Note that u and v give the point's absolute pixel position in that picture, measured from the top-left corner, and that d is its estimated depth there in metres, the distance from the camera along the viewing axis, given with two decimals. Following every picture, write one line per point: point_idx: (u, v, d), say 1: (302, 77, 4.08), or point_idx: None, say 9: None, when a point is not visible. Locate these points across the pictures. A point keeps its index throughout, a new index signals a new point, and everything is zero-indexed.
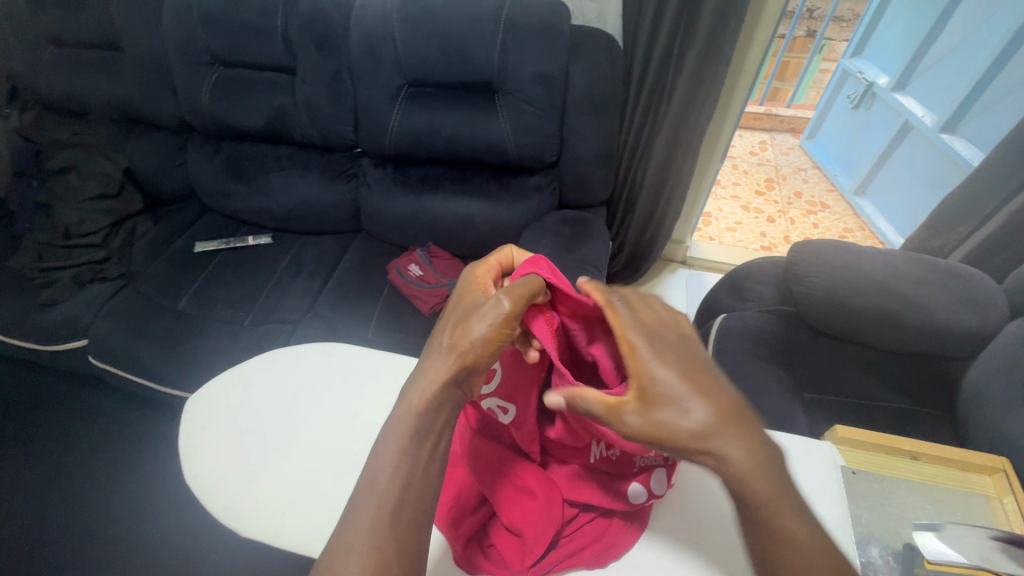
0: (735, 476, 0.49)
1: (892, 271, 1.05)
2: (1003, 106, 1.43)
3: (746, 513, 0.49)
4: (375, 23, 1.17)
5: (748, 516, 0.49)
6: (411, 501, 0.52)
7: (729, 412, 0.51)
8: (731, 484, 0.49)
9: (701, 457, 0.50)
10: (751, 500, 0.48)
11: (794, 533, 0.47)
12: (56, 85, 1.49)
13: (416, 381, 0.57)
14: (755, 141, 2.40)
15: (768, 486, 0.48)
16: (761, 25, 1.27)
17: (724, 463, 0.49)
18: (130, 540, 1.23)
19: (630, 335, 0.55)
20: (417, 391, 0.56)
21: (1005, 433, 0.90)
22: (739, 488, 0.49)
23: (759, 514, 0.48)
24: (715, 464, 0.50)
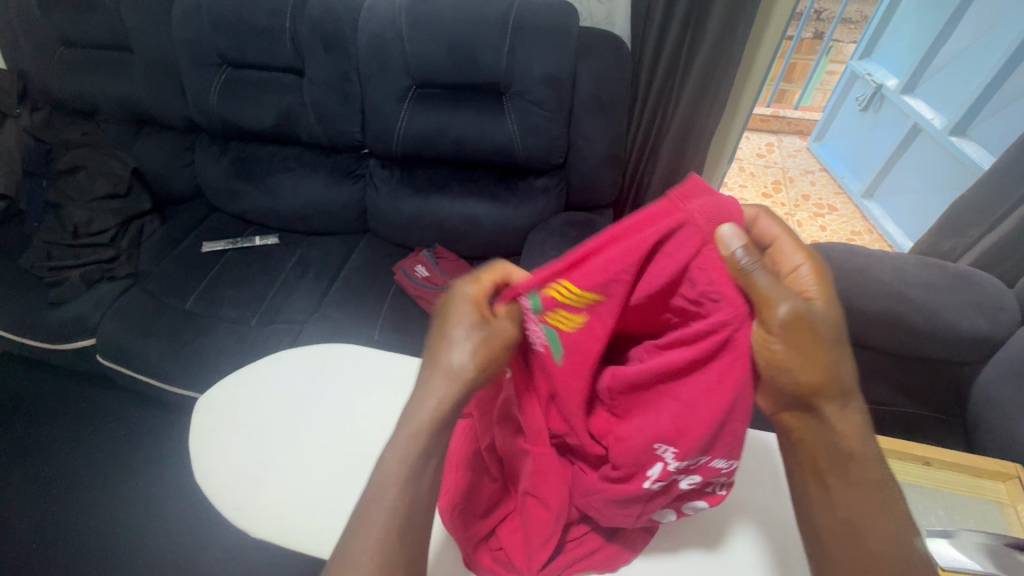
0: (845, 434, 0.52)
1: (902, 274, 1.04)
2: (1014, 109, 1.41)
3: (834, 470, 0.53)
4: (383, 24, 1.17)
5: (841, 472, 0.53)
6: (422, 502, 0.52)
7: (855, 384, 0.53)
8: (839, 442, 0.52)
9: (825, 407, 0.52)
10: (845, 457, 0.53)
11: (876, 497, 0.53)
12: (67, 85, 1.50)
13: (420, 402, 0.54)
14: (762, 143, 2.40)
15: (867, 452, 0.53)
16: (770, 26, 1.27)
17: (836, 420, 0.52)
18: (136, 539, 1.24)
19: (775, 301, 0.47)
20: (427, 406, 0.54)
21: (1017, 439, 0.89)
22: (849, 449, 0.53)
23: (853, 471, 0.52)
24: (831, 417, 0.52)
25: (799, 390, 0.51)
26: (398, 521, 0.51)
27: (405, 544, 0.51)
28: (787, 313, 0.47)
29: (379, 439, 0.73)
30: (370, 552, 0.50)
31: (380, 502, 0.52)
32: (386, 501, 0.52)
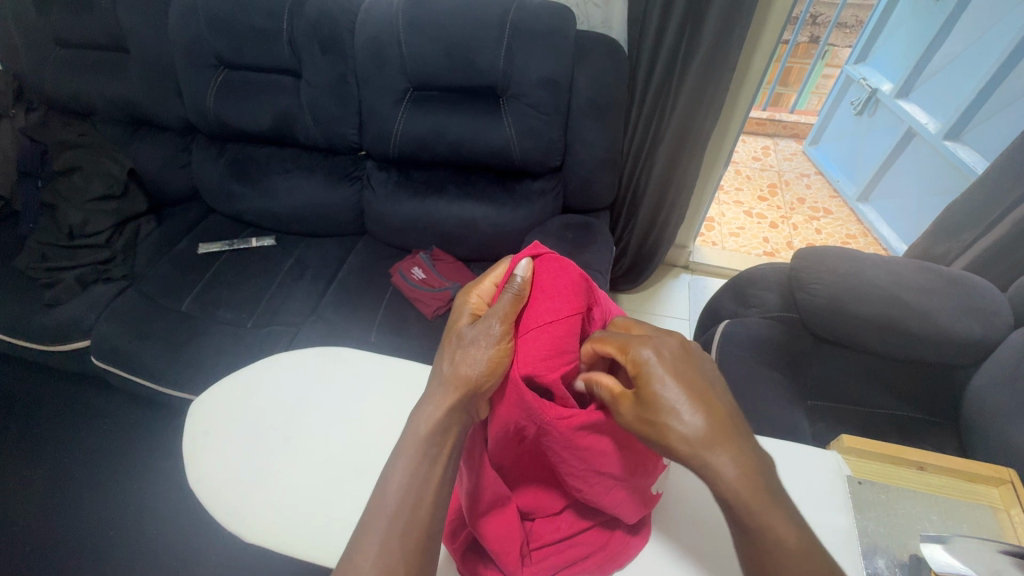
0: (726, 483, 0.47)
1: (896, 278, 1.05)
2: (1006, 115, 1.43)
3: (733, 519, 0.48)
4: (381, 27, 1.17)
5: (733, 521, 0.48)
6: (423, 511, 0.52)
7: (726, 423, 0.49)
8: (723, 496, 0.48)
9: (695, 466, 0.49)
10: (738, 505, 0.47)
11: (784, 536, 0.46)
12: (62, 86, 1.50)
13: (417, 414, 0.56)
14: (758, 146, 2.41)
15: (760, 496, 0.47)
16: (766, 31, 1.28)
17: (720, 473, 0.47)
18: (130, 543, 1.23)
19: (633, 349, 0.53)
20: (420, 421, 0.55)
21: (1009, 444, 0.90)
22: (733, 497, 0.47)
23: (749, 515, 0.47)
24: (710, 472, 0.48)
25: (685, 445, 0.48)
26: (398, 535, 0.51)
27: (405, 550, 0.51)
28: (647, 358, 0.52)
29: (373, 442, 0.73)
30: (371, 561, 0.50)
31: (379, 515, 0.52)
32: (387, 511, 0.52)
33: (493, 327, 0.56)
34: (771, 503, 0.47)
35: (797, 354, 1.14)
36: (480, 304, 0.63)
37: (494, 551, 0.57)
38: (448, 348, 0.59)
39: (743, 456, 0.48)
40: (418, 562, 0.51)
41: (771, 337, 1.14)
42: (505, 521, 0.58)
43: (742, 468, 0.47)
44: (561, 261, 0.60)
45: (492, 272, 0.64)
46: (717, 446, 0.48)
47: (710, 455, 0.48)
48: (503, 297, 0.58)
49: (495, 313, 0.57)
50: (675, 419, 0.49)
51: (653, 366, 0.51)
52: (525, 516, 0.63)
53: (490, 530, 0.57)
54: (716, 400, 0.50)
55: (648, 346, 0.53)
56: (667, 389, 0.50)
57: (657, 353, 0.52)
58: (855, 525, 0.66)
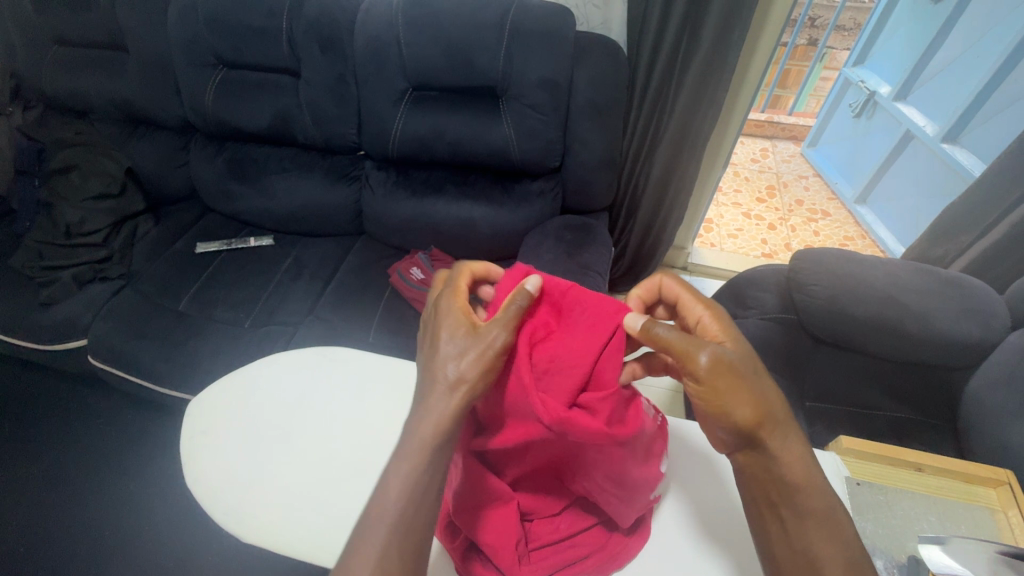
0: (793, 463, 0.54)
1: (894, 280, 1.05)
2: (1003, 119, 1.43)
3: (795, 503, 0.53)
4: (380, 26, 1.17)
5: (788, 500, 0.53)
6: (424, 514, 0.52)
7: (784, 403, 0.57)
8: (787, 467, 0.53)
9: (768, 436, 0.54)
10: (802, 485, 0.53)
11: (839, 522, 0.53)
12: (60, 84, 1.49)
13: (422, 417, 0.55)
14: (757, 148, 2.42)
15: (815, 481, 0.54)
16: (765, 33, 1.28)
17: (786, 442, 0.54)
18: (125, 544, 1.22)
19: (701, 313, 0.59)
20: (426, 426, 0.55)
21: (1006, 446, 0.90)
22: (799, 472, 0.53)
23: (809, 496, 0.53)
24: (775, 445, 0.54)
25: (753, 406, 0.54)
26: (397, 537, 0.51)
27: (404, 550, 0.51)
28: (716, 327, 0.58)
29: (371, 443, 0.73)
30: (371, 562, 0.50)
31: (378, 517, 0.52)
32: (387, 513, 0.52)
33: (495, 337, 0.56)
34: (829, 496, 0.54)
35: (795, 356, 1.14)
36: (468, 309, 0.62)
37: (486, 547, 0.58)
38: (443, 352, 0.57)
39: (797, 437, 0.55)
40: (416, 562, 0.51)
41: (770, 339, 1.14)
42: (498, 516, 0.59)
43: (797, 445, 0.55)
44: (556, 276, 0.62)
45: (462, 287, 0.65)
46: (786, 422, 0.55)
47: (784, 427, 0.55)
48: (509, 309, 0.58)
49: (498, 324, 0.57)
50: (754, 378, 0.55)
51: (722, 335, 0.58)
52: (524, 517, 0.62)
53: (479, 523, 0.58)
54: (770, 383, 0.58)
55: (712, 310, 0.62)
56: (742, 352, 0.57)
57: (728, 323, 0.61)
58: (854, 526, 0.66)
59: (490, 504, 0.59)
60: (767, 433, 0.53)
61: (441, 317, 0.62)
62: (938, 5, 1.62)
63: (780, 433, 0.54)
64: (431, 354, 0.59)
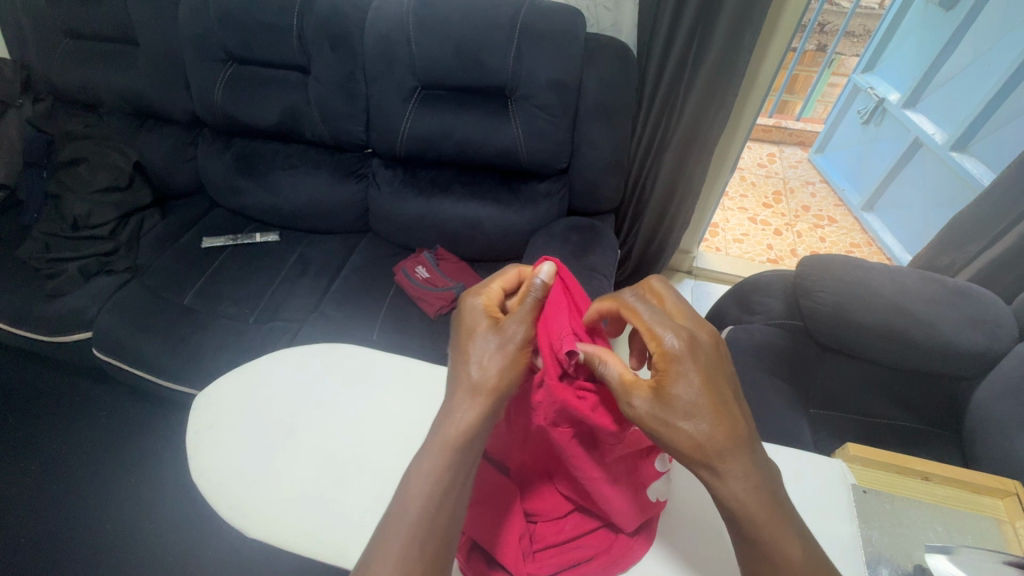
0: (734, 497, 0.50)
1: (901, 287, 1.05)
2: (1012, 129, 1.43)
3: (742, 531, 0.51)
4: (391, 25, 1.17)
5: (737, 528, 0.52)
6: (444, 519, 0.52)
7: (740, 432, 0.51)
8: (725, 502, 0.51)
9: (700, 472, 0.52)
10: (744, 518, 0.51)
11: (789, 556, 0.50)
12: (71, 77, 1.50)
13: (446, 418, 0.55)
14: (763, 153, 2.42)
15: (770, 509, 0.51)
16: (776, 38, 1.28)
17: (724, 481, 0.51)
18: (126, 537, 1.22)
19: (660, 335, 0.54)
20: (449, 427, 0.54)
21: (1011, 457, 0.89)
22: (738, 509, 0.51)
23: (757, 529, 0.50)
24: (712, 481, 0.51)
25: (694, 447, 0.51)
26: (414, 541, 0.50)
27: (428, 556, 0.50)
28: (678, 349, 0.53)
29: (375, 441, 0.72)
30: (389, 564, 0.49)
31: (395, 521, 0.51)
32: (397, 512, 0.52)
33: (516, 330, 0.58)
34: (779, 526, 0.51)
35: (800, 363, 1.13)
36: (491, 305, 0.62)
37: (483, 540, 0.58)
38: (469, 352, 0.57)
39: (755, 473, 0.51)
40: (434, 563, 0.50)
41: (775, 345, 1.14)
42: (495, 509, 0.59)
43: (752, 483, 0.50)
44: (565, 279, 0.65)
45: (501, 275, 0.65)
46: (728, 459, 0.50)
47: (721, 467, 0.50)
48: (527, 300, 0.59)
49: (519, 316, 0.58)
50: (689, 422, 0.51)
51: (676, 365, 0.52)
52: (529, 517, 0.63)
53: (478, 517, 0.59)
54: (732, 412, 0.52)
55: (670, 333, 0.53)
56: (687, 391, 0.51)
57: (685, 346, 0.53)
58: (859, 533, 0.66)
59: (490, 495, 0.60)
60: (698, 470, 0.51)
61: (460, 317, 0.62)
62: (949, 13, 1.62)
63: (726, 473, 0.50)
64: (453, 356, 0.59)
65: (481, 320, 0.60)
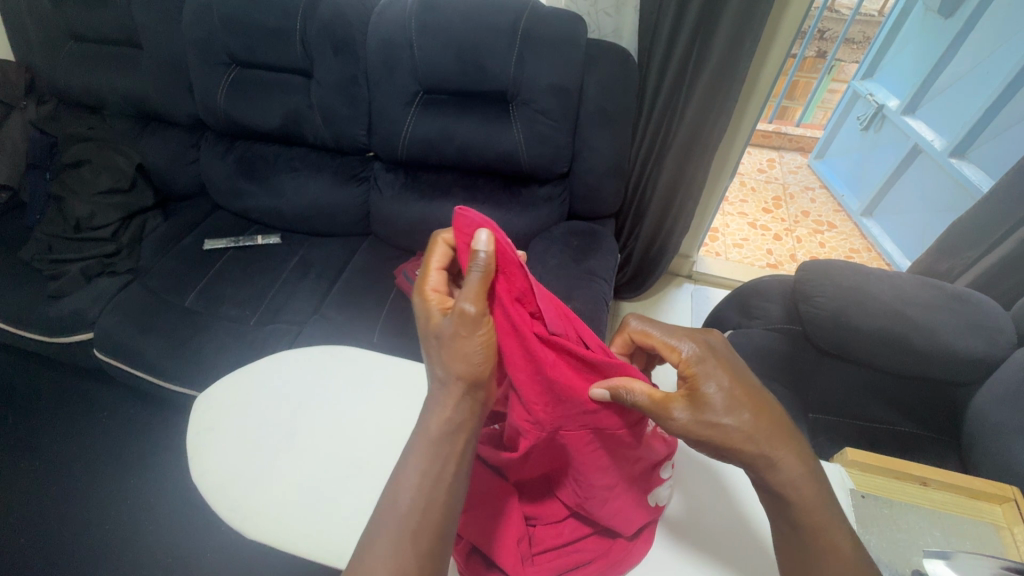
0: (790, 486, 0.53)
1: (900, 294, 1.05)
2: (1010, 135, 1.43)
3: (789, 520, 0.53)
4: (393, 30, 1.18)
5: (789, 520, 0.54)
6: (448, 516, 0.52)
7: (778, 420, 0.55)
8: (781, 492, 0.53)
9: (757, 468, 0.53)
10: (798, 507, 0.53)
11: (839, 543, 0.52)
12: (75, 79, 1.51)
13: (450, 418, 0.56)
14: (763, 159, 2.43)
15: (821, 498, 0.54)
16: (776, 44, 1.28)
17: (780, 471, 0.53)
18: (124, 539, 1.22)
19: (677, 346, 0.58)
20: (453, 426, 0.55)
21: (1010, 463, 0.89)
22: (791, 497, 0.53)
23: (808, 515, 0.52)
24: (770, 474, 0.53)
25: (741, 441, 0.53)
26: (416, 539, 0.51)
27: (431, 556, 0.51)
28: (694, 352, 0.57)
29: (375, 443, 0.73)
30: (392, 562, 0.50)
31: (397, 519, 0.52)
32: (399, 513, 0.52)
33: (471, 309, 0.54)
34: (828, 512, 0.53)
35: (799, 368, 1.14)
36: (440, 296, 0.60)
37: (482, 544, 0.58)
38: (436, 347, 0.57)
39: (801, 459, 0.54)
40: (435, 558, 0.51)
41: (774, 351, 1.14)
42: (496, 516, 0.60)
43: (801, 469, 0.53)
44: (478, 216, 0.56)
45: (433, 258, 0.63)
46: (776, 446, 0.53)
47: (772, 455, 0.53)
48: (470, 279, 0.54)
49: (466, 296, 0.54)
50: (736, 420, 0.53)
51: (698, 368, 0.56)
52: (529, 521, 0.63)
53: (477, 521, 0.60)
54: (767, 404, 0.55)
55: (685, 343, 0.58)
56: (719, 388, 0.54)
57: (702, 350, 0.57)
58: (857, 538, 0.66)
59: (489, 501, 0.61)
60: (754, 463, 0.53)
61: (419, 315, 0.60)
62: (949, 20, 1.62)
63: (776, 460, 0.53)
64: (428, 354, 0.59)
65: (439, 315, 0.57)
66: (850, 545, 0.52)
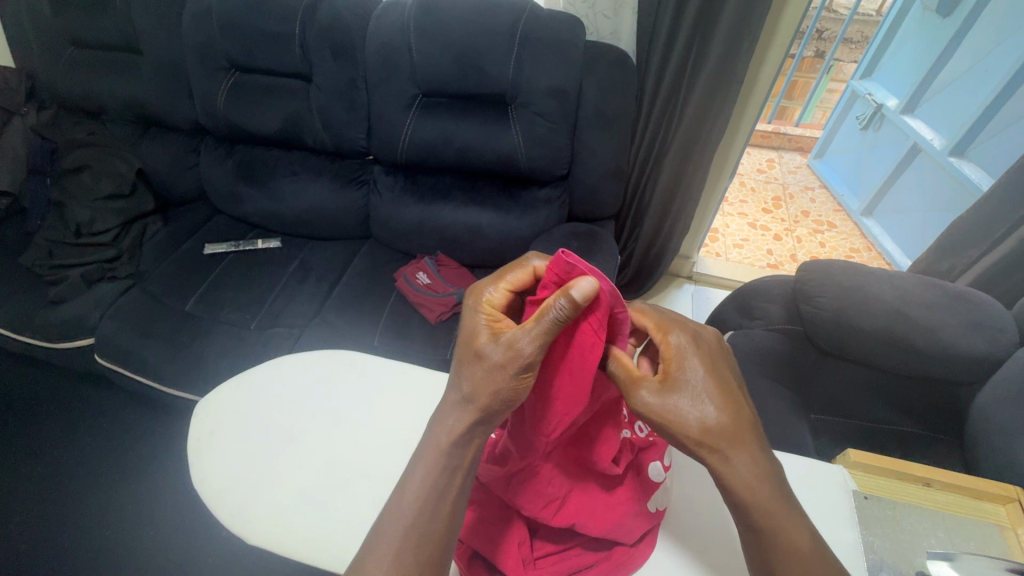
0: (742, 485, 0.52)
1: (901, 293, 1.05)
2: (1010, 133, 1.43)
3: (748, 520, 0.52)
4: (392, 33, 1.19)
5: (743, 516, 0.53)
6: (447, 518, 0.53)
7: (743, 420, 0.54)
8: (735, 490, 0.52)
9: (709, 459, 0.53)
10: (751, 505, 0.52)
11: (796, 540, 0.51)
12: (75, 85, 1.51)
13: (448, 419, 0.56)
14: (763, 159, 2.43)
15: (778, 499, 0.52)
16: (774, 45, 1.28)
17: (732, 468, 0.52)
18: (126, 544, 1.22)
19: (668, 332, 0.59)
20: (450, 428, 0.55)
21: (1013, 463, 0.89)
22: (745, 496, 0.52)
23: (762, 516, 0.52)
24: (720, 470, 0.53)
25: (699, 430, 0.53)
26: (414, 540, 0.51)
27: (429, 555, 0.51)
28: (681, 340, 0.58)
29: (376, 447, 0.72)
30: (390, 564, 0.50)
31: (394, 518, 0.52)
32: (398, 515, 0.52)
33: (526, 348, 0.53)
34: (785, 514, 0.52)
35: (800, 368, 1.14)
36: (493, 312, 0.60)
37: (484, 551, 0.59)
38: (467, 365, 0.57)
39: (759, 462, 0.53)
40: (434, 559, 0.51)
41: (775, 351, 1.14)
42: (496, 523, 0.60)
43: (757, 470, 0.52)
44: (576, 261, 0.55)
45: (509, 276, 0.64)
46: (732, 443, 0.53)
47: (727, 451, 0.53)
48: (545, 320, 0.53)
49: (527, 335, 0.54)
50: (698, 408, 0.54)
51: (678, 356, 0.57)
52: (530, 526, 0.63)
53: (477, 527, 0.60)
54: (737, 403, 0.55)
55: (678, 331, 0.59)
56: (693, 377, 0.55)
57: (689, 341, 0.58)
58: (862, 541, 0.66)
59: (488, 508, 0.62)
60: (705, 454, 0.53)
61: (465, 323, 0.60)
62: (947, 19, 1.62)
63: (731, 457, 0.52)
64: (458, 362, 0.59)
65: (486, 333, 0.57)
66: (809, 549, 0.51)
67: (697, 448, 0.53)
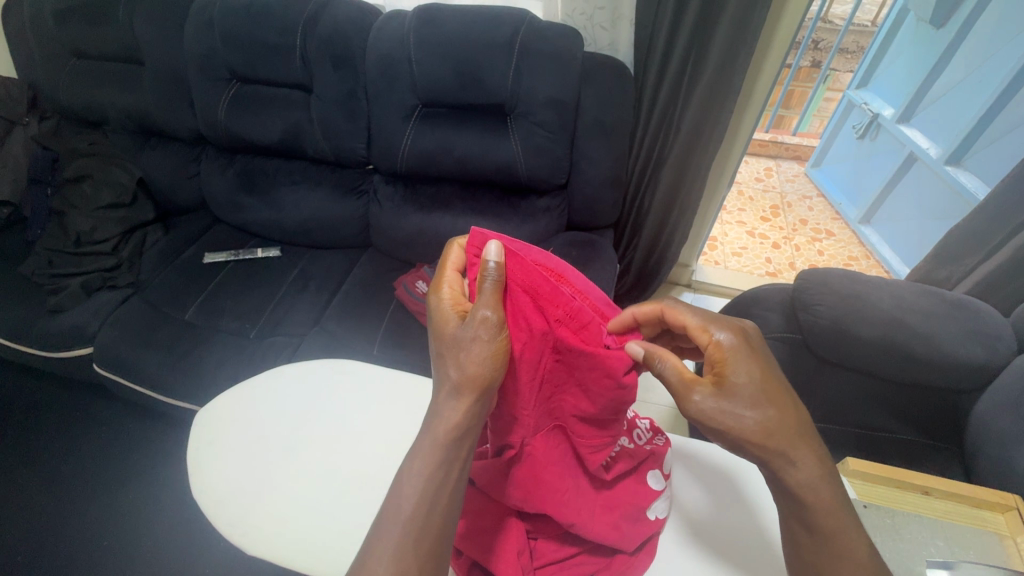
0: (805, 486, 0.54)
1: (900, 302, 1.05)
2: (1006, 143, 1.44)
3: (805, 520, 0.54)
4: (392, 45, 1.20)
5: (801, 518, 0.55)
6: (441, 517, 0.53)
7: (796, 417, 0.56)
8: (796, 493, 0.54)
9: (777, 464, 0.54)
10: (811, 505, 0.54)
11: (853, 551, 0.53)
12: (78, 96, 1.52)
13: (447, 418, 0.57)
14: (760, 168, 2.46)
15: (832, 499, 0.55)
16: (771, 55, 1.30)
17: (797, 470, 0.54)
18: (123, 554, 1.21)
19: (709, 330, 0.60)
20: (446, 426, 0.56)
21: (1014, 473, 0.88)
22: (806, 497, 0.54)
23: (818, 516, 0.54)
24: (786, 472, 0.54)
25: (756, 434, 0.54)
26: (412, 542, 0.51)
27: (426, 557, 0.51)
28: (726, 339, 0.59)
29: (376, 457, 0.72)
30: (387, 565, 0.50)
31: (392, 521, 0.52)
32: (398, 516, 0.53)
33: (486, 313, 0.57)
34: (840, 519, 0.54)
35: (799, 377, 1.14)
36: (455, 296, 0.64)
37: (481, 560, 0.59)
38: (445, 352, 0.59)
39: (821, 464, 0.55)
40: (432, 565, 0.51)
41: None
42: (493, 530, 0.60)
43: (817, 472, 0.55)
44: (484, 232, 0.61)
45: (450, 259, 0.67)
46: (795, 445, 0.55)
47: (791, 454, 0.54)
48: (484, 286, 0.57)
49: (482, 304, 0.57)
50: (753, 409, 0.55)
51: (728, 357, 0.58)
52: (529, 534, 0.62)
53: (475, 537, 0.60)
54: (786, 394, 0.57)
55: (720, 330, 0.60)
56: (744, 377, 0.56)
57: (735, 337, 0.59)
58: None
59: (490, 513, 0.62)
60: (771, 457, 0.54)
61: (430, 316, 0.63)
62: (941, 30, 1.64)
63: (794, 457, 0.54)
64: (436, 356, 0.61)
65: (449, 318, 0.61)
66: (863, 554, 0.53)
67: (762, 455, 0.55)
